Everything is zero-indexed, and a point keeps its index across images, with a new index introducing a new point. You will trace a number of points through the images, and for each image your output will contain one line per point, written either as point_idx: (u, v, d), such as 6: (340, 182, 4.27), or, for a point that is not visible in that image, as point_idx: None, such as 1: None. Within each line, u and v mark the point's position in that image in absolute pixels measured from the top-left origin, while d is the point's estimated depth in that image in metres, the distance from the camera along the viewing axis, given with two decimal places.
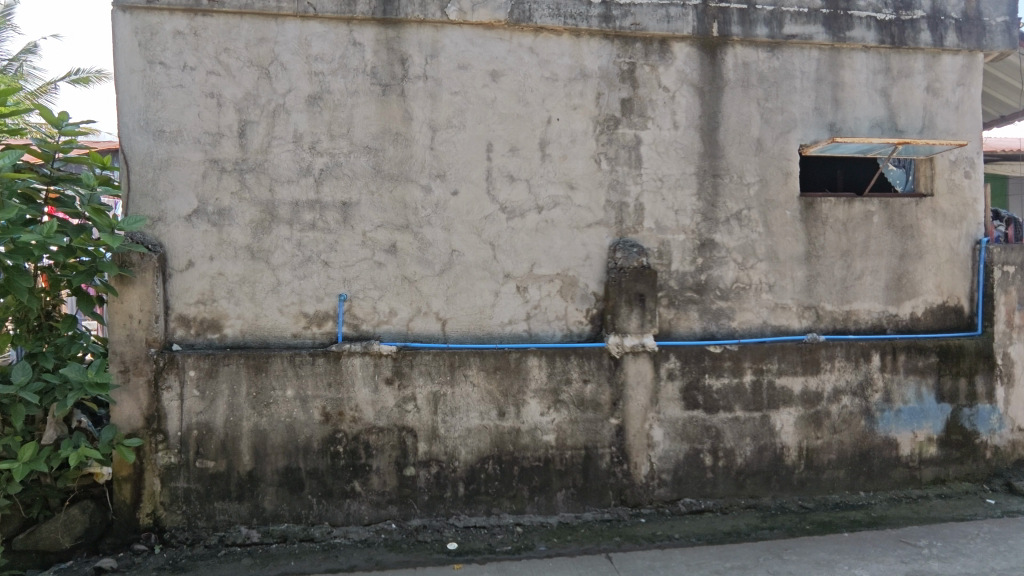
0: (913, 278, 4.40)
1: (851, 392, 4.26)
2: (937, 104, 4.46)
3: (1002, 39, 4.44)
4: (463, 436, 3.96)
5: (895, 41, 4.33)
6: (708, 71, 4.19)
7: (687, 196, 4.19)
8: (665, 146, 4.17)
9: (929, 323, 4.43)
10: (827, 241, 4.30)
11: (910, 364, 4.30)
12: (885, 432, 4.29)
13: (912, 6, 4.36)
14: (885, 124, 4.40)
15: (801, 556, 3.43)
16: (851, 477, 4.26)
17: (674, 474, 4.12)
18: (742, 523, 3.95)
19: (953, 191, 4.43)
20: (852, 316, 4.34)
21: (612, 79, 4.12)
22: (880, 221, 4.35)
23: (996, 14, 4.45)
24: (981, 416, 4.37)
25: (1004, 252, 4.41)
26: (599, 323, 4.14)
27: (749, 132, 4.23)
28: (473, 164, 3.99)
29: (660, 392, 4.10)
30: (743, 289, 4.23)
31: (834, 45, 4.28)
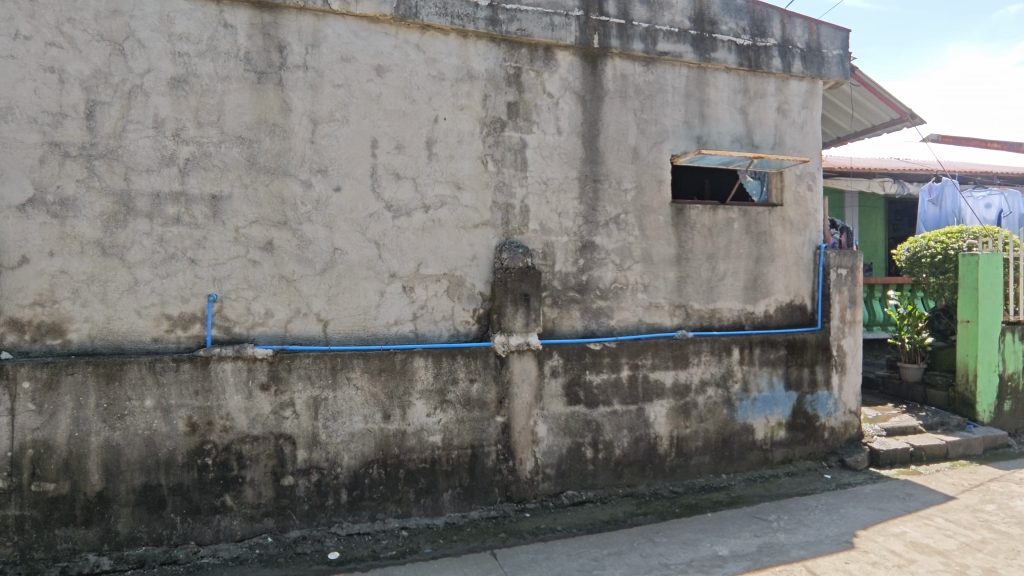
0: (767, 279, 4.89)
1: (715, 384, 4.64)
2: (786, 123, 4.99)
3: (836, 70, 5.08)
4: (346, 441, 3.83)
5: (752, 65, 4.78)
6: (589, 80, 4.37)
7: (570, 200, 4.35)
8: (549, 151, 4.30)
9: (779, 320, 4.94)
10: (695, 245, 4.65)
11: (763, 357, 4.77)
12: (743, 419, 4.72)
13: (766, 34, 4.84)
14: (744, 139, 4.84)
15: (670, 538, 3.65)
16: (714, 461, 4.65)
17: (557, 468, 4.25)
18: (619, 511, 4.16)
19: (799, 202, 4.98)
20: (716, 314, 4.73)
21: (498, 82, 4.17)
22: (739, 227, 4.78)
23: (832, 48, 5.08)
24: (820, 402, 4.95)
25: (838, 256, 5.03)
26: (486, 323, 4.18)
27: (627, 141, 4.47)
28: (357, 160, 3.87)
29: (544, 389, 4.21)
30: (621, 289, 4.47)
31: (700, 64, 4.64)
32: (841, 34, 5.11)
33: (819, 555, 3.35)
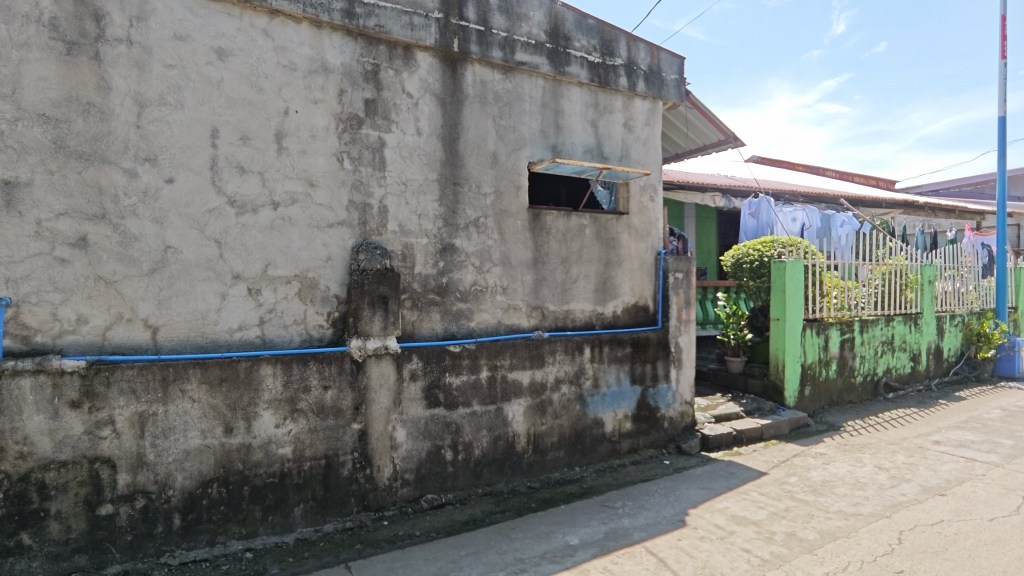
0: (615, 282, 5.26)
1: (568, 381, 4.88)
2: (631, 138, 5.40)
3: (674, 92, 5.61)
4: (179, 460, 3.45)
5: (602, 81, 5.11)
6: (449, 83, 4.39)
7: (429, 202, 4.32)
8: (409, 151, 4.24)
9: (626, 319, 5.33)
10: (550, 249, 4.87)
11: (611, 355, 5.12)
12: (593, 413, 5.02)
13: (614, 54, 5.20)
14: (594, 151, 5.16)
15: (526, 533, 3.77)
16: (568, 455, 4.89)
17: (416, 473, 4.20)
18: (478, 511, 4.20)
19: (642, 211, 5.41)
20: (570, 315, 4.99)
21: (355, 78, 4.03)
22: (590, 233, 5.08)
23: (670, 72, 5.59)
24: (661, 394, 5.42)
25: (675, 261, 5.54)
26: (341, 327, 4.02)
27: (486, 146, 4.55)
28: (194, 149, 3.52)
29: (403, 393, 4.14)
30: (480, 291, 4.53)
31: (555, 76, 4.87)
32: (678, 61, 5.65)
33: (657, 535, 3.66)
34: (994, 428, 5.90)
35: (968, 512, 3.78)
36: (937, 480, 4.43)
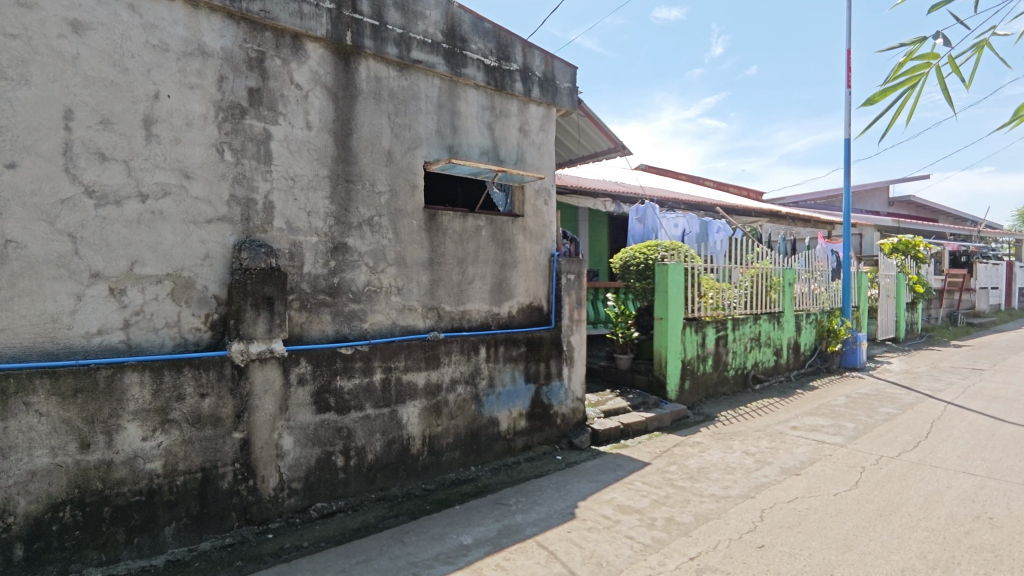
0: (510, 283, 5.35)
1: (464, 382, 4.90)
2: (526, 142, 5.53)
3: (567, 100, 5.81)
4: (22, 482, 3.05)
5: (498, 85, 5.19)
6: (342, 77, 4.24)
7: (320, 198, 4.15)
8: (297, 145, 4.05)
9: (521, 319, 5.44)
10: (446, 250, 4.86)
11: (506, 354, 5.21)
12: (489, 412, 5.07)
13: (510, 59, 5.30)
14: (490, 153, 5.23)
15: (419, 536, 3.73)
16: (464, 455, 4.90)
17: (304, 481, 4.01)
18: (370, 517, 4.09)
19: (536, 214, 5.55)
20: (466, 315, 5.01)
21: (237, 65, 3.78)
22: (486, 235, 5.14)
23: (563, 81, 5.79)
24: (553, 392, 5.59)
25: (568, 263, 5.74)
26: (221, 330, 3.76)
27: (380, 143, 4.45)
28: (43, 132, 3.12)
29: (290, 399, 3.94)
30: (374, 292, 4.42)
31: (452, 77, 4.87)
32: (571, 70, 5.86)
33: (548, 529, 3.77)
34: (840, 413, 6.69)
35: (817, 489, 4.26)
36: (794, 461, 4.95)
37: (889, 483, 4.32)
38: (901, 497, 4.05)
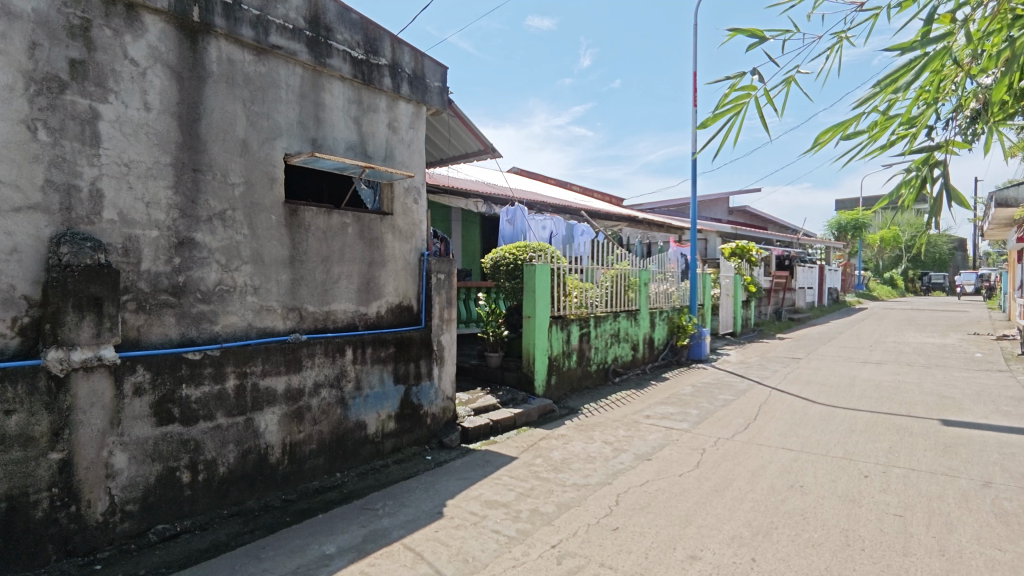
0: (378, 283, 5.23)
1: (328, 385, 4.70)
2: (395, 139, 5.43)
3: (437, 99, 5.81)
4: None
5: (365, 79, 5.04)
6: (187, 56, 3.87)
7: (161, 188, 3.75)
8: (133, 128, 3.62)
9: (390, 319, 5.34)
10: (309, 247, 4.63)
11: (374, 355, 5.09)
12: (355, 415, 4.92)
13: (378, 53, 5.17)
14: (357, 148, 5.07)
15: (277, 550, 3.52)
16: (328, 462, 4.71)
17: (142, 502, 3.61)
18: (222, 534, 3.76)
19: (406, 213, 5.48)
20: (330, 316, 4.81)
21: (54, 31, 3.30)
22: (352, 232, 4.97)
23: (433, 80, 5.78)
24: (423, 391, 5.55)
25: (437, 262, 5.74)
26: (34, 336, 3.25)
27: (234, 132, 4.12)
28: None
29: (123, 411, 3.52)
30: (226, 291, 4.09)
31: (315, 67, 4.64)
32: (441, 69, 5.86)
33: (415, 530, 3.74)
34: (686, 401, 7.38)
35: (665, 471, 4.67)
36: (646, 447, 5.37)
37: (723, 462, 4.85)
38: (732, 473, 4.57)
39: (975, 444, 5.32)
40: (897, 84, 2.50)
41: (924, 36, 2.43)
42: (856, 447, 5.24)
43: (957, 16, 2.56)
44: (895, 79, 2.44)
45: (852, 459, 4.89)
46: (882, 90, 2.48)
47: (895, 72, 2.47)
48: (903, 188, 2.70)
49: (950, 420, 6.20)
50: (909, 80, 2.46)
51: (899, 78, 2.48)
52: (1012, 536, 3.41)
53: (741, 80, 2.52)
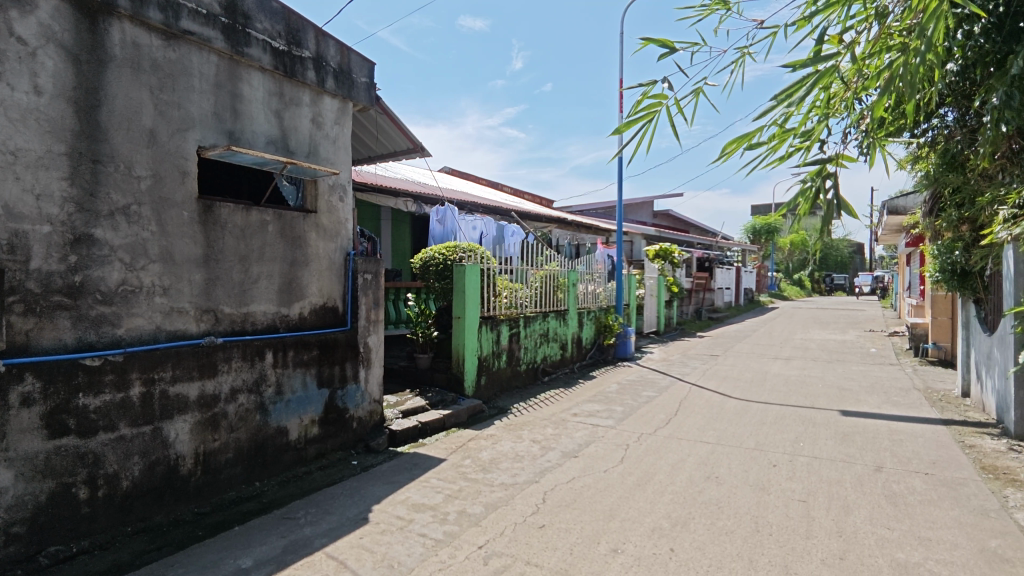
0: (301, 283, 5.05)
1: (246, 391, 4.48)
2: (320, 135, 5.26)
3: (364, 95, 5.67)
4: None
5: (287, 71, 4.85)
6: (85, 38, 3.57)
7: (54, 179, 3.44)
8: (20, 113, 3.30)
9: (313, 321, 5.16)
10: (225, 246, 4.40)
11: (296, 358, 4.91)
12: (276, 421, 4.72)
13: (301, 45, 4.98)
14: (278, 143, 4.86)
15: (187, 567, 3.31)
16: (246, 471, 4.49)
17: (31, 523, 3.30)
18: (125, 553, 3.48)
19: (330, 211, 5.32)
20: (249, 318, 4.58)
21: None
22: (273, 230, 4.77)
23: (360, 75, 5.64)
24: (349, 395, 5.41)
25: (364, 262, 5.62)
26: None
27: (140, 121, 3.85)
28: None
29: (8, 424, 3.19)
30: (131, 292, 3.81)
31: (232, 55, 4.41)
32: (368, 65, 5.73)
33: (338, 538, 3.64)
34: (612, 399, 7.61)
35: (591, 467, 4.79)
36: (573, 445, 5.49)
37: (646, 457, 5.03)
38: (654, 467, 4.75)
39: (869, 432, 5.81)
40: (793, 97, 2.71)
41: (815, 55, 2.66)
42: (766, 438, 5.58)
43: (843, 39, 2.94)
44: (789, 92, 2.66)
45: (763, 449, 5.21)
46: (778, 102, 2.72)
47: (789, 86, 2.69)
48: (799, 200, 2.94)
49: (848, 410, 6.74)
50: (803, 93, 2.67)
51: (794, 92, 2.70)
52: (899, 515, 3.74)
53: (653, 87, 2.96)
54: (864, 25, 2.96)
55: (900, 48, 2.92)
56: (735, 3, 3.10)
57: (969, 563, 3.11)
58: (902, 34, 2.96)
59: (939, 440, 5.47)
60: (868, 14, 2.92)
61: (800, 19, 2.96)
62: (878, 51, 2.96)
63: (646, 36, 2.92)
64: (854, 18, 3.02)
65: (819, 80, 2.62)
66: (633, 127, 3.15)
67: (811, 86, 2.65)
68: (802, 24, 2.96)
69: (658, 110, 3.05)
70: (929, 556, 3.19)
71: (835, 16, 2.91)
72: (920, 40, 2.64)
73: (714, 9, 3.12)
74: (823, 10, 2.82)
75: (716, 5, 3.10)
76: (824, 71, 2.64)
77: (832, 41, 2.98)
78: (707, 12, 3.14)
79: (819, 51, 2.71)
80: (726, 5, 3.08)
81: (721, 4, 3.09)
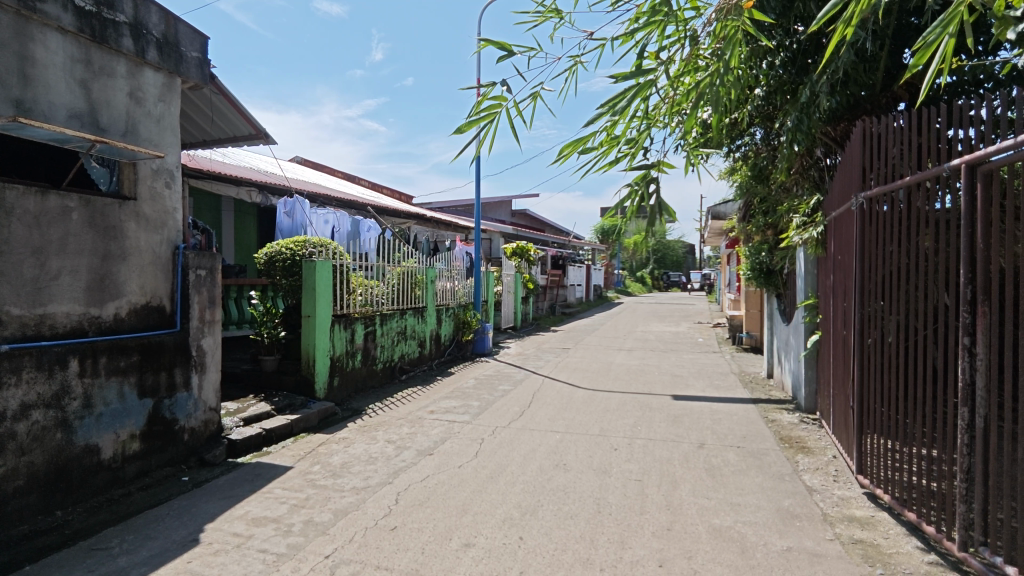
0: (117, 279, 4.43)
1: (43, 406, 3.83)
2: (140, 113, 4.64)
3: (195, 72, 5.13)
4: None
5: (95, 35, 4.21)
6: None
7: None
8: None
9: (133, 323, 4.55)
10: (12, 236, 3.72)
11: (111, 366, 4.30)
12: (84, 439, 4.09)
13: (114, 7, 4.36)
14: (85, 117, 4.21)
15: None
16: (43, 500, 3.83)
17: None
18: None
19: (154, 198, 4.74)
20: (46, 320, 3.92)
21: None
22: (78, 219, 4.14)
23: (190, 49, 5.09)
24: (179, 404, 4.85)
25: (197, 257, 5.08)
26: None
27: None
28: None
29: None
30: None
31: (20, 11, 3.73)
32: (200, 38, 5.19)
33: (161, 566, 3.25)
34: (469, 394, 7.69)
35: (446, 464, 4.80)
36: (429, 442, 5.46)
37: (499, 449, 5.15)
38: (506, 459, 4.88)
39: (695, 413, 6.50)
40: (617, 106, 2.99)
41: (634, 70, 2.97)
42: (609, 424, 6.01)
43: (660, 57, 3.27)
44: (613, 102, 2.93)
45: (605, 435, 5.60)
46: (604, 110, 2.98)
47: (613, 96, 2.95)
48: (630, 200, 3.22)
49: (679, 394, 7.49)
50: (625, 102, 2.95)
51: (618, 102, 2.97)
52: (717, 485, 4.23)
53: (491, 89, 3.17)
54: (677, 45, 3.30)
55: (707, 68, 3.30)
56: (567, 13, 3.30)
57: (768, 522, 3.61)
58: (708, 55, 3.34)
59: (749, 417, 6.29)
60: (680, 35, 3.26)
61: (624, 35, 3.25)
62: (690, 69, 3.32)
63: (486, 37, 3.05)
64: (671, 38, 3.35)
65: (639, 92, 2.94)
66: (474, 126, 3.31)
67: (632, 96, 2.95)
68: (626, 39, 3.25)
69: (498, 111, 3.23)
70: (738, 519, 3.64)
71: (653, 35, 3.22)
72: (721, 62, 3.03)
73: (548, 17, 3.30)
74: (644, 28, 3.13)
75: (548, 14, 3.28)
76: (642, 83, 2.96)
77: (651, 57, 3.31)
78: (542, 19, 3.32)
79: (639, 66, 3.03)
80: (558, 15, 3.27)
81: (553, 13, 3.27)
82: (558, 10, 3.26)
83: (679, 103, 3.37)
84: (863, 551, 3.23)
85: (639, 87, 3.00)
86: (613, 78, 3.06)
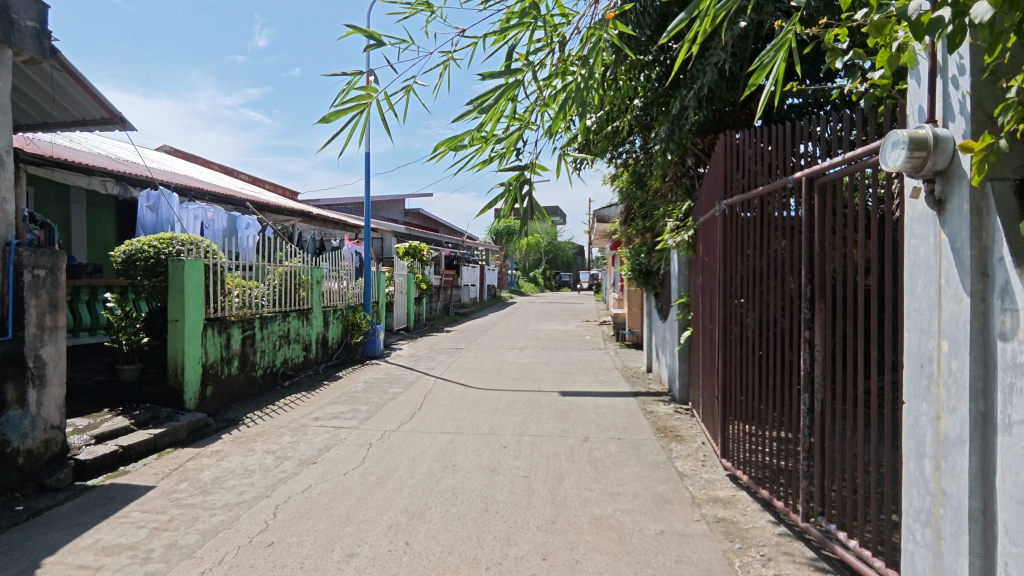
0: None
1: None
2: None
3: (31, 44, 4.52)
4: None
5: None
6: None
7: None
8: None
9: None
10: None
11: None
12: None
13: None
14: None
15: None
16: None
17: None
18: None
19: None
20: None
21: None
22: None
23: (25, 17, 4.47)
24: (11, 424, 4.21)
25: (34, 255, 4.46)
26: None
27: None
28: None
29: None
30: None
31: None
32: (38, 5, 4.58)
33: None
34: (356, 398, 7.44)
35: (329, 473, 4.60)
36: (311, 451, 5.20)
37: (387, 454, 5.03)
38: (394, 463, 4.78)
39: (581, 408, 6.77)
40: (485, 104, 3.03)
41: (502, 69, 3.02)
42: (498, 422, 6.09)
43: (529, 58, 3.34)
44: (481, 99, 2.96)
45: (495, 433, 5.66)
46: (472, 107, 3.03)
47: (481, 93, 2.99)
48: (503, 199, 3.29)
49: (566, 390, 7.77)
50: (492, 101, 3.02)
51: (486, 99, 3.02)
52: (599, 477, 4.42)
53: (359, 81, 3.09)
54: (546, 49, 3.39)
55: (576, 74, 3.43)
56: (437, 7, 3.26)
57: (643, 508, 3.83)
58: (577, 61, 3.47)
59: (629, 410, 6.66)
60: (549, 40, 3.35)
61: (495, 34, 3.28)
62: (560, 74, 3.43)
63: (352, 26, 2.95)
64: (541, 42, 3.43)
65: (506, 92, 3.01)
66: (343, 117, 3.20)
67: (499, 95, 3.02)
68: (497, 37, 3.29)
69: (368, 103, 3.16)
70: (616, 508, 3.83)
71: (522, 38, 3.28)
72: (586, 69, 3.16)
73: (418, 10, 3.24)
74: (513, 29, 3.18)
75: (419, 6, 3.22)
76: (508, 84, 3.04)
77: (522, 58, 3.36)
78: (411, 11, 3.25)
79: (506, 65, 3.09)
80: (428, 8, 3.22)
81: (423, 6, 3.22)
82: (429, 4, 3.22)
83: (550, 105, 3.48)
84: (725, 528, 3.52)
85: (507, 87, 3.07)
86: (482, 77, 3.12)
